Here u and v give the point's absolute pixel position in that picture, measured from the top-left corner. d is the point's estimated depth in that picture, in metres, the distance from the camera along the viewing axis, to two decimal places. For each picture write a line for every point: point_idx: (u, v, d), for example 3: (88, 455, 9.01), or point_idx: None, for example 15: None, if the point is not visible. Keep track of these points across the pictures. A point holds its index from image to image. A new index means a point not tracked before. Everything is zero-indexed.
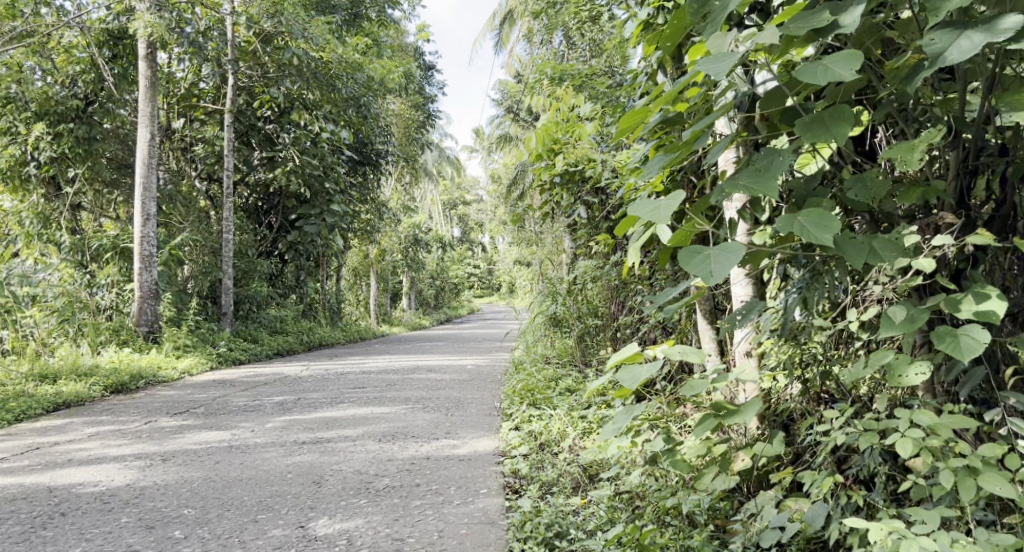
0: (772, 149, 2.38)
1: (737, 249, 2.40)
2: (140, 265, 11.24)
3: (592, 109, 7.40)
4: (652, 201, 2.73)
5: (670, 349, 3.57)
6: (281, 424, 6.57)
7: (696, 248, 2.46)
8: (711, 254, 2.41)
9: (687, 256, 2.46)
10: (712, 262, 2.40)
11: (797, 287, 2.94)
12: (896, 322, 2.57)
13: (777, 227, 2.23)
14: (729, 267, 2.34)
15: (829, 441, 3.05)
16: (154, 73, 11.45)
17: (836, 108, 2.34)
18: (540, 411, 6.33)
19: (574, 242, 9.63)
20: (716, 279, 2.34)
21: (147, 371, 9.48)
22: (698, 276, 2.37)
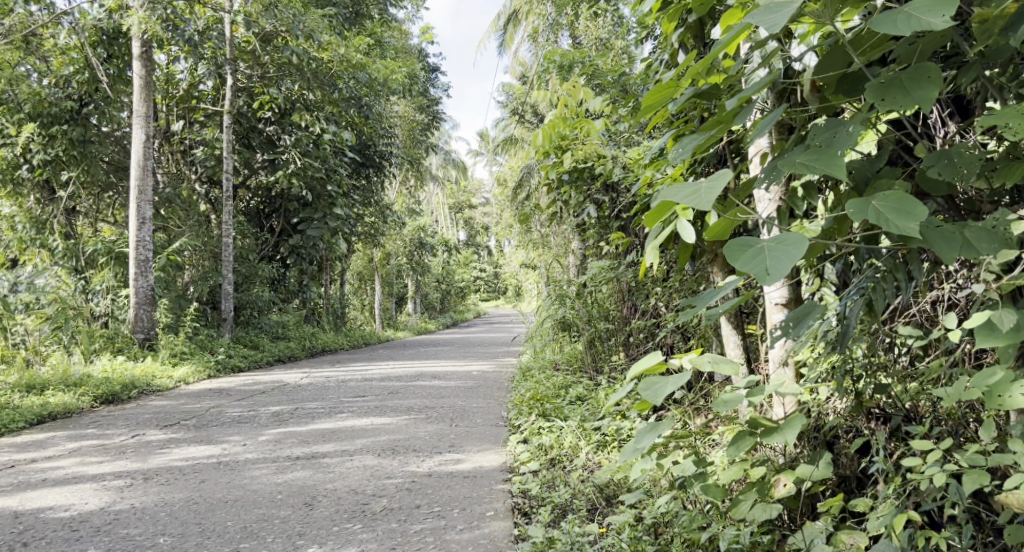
0: (837, 121, 2.12)
1: (799, 242, 2.07)
2: (136, 271, 10.87)
3: (603, 102, 6.98)
4: (689, 186, 2.38)
5: (700, 359, 3.16)
6: (274, 437, 6.22)
7: (746, 241, 2.14)
8: (763, 248, 2.10)
9: (732, 250, 2.14)
10: (768, 258, 2.08)
11: (858, 287, 2.61)
12: (1001, 330, 2.26)
13: (852, 215, 2.01)
14: (792, 263, 2.03)
15: (914, 473, 2.68)
16: (150, 72, 11.07)
17: (918, 68, 2.07)
18: (550, 422, 5.95)
19: (583, 243, 9.26)
20: (774, 279, 2.02)
21: (141, 380, 9.13)
22: (752, 273, 2.05)
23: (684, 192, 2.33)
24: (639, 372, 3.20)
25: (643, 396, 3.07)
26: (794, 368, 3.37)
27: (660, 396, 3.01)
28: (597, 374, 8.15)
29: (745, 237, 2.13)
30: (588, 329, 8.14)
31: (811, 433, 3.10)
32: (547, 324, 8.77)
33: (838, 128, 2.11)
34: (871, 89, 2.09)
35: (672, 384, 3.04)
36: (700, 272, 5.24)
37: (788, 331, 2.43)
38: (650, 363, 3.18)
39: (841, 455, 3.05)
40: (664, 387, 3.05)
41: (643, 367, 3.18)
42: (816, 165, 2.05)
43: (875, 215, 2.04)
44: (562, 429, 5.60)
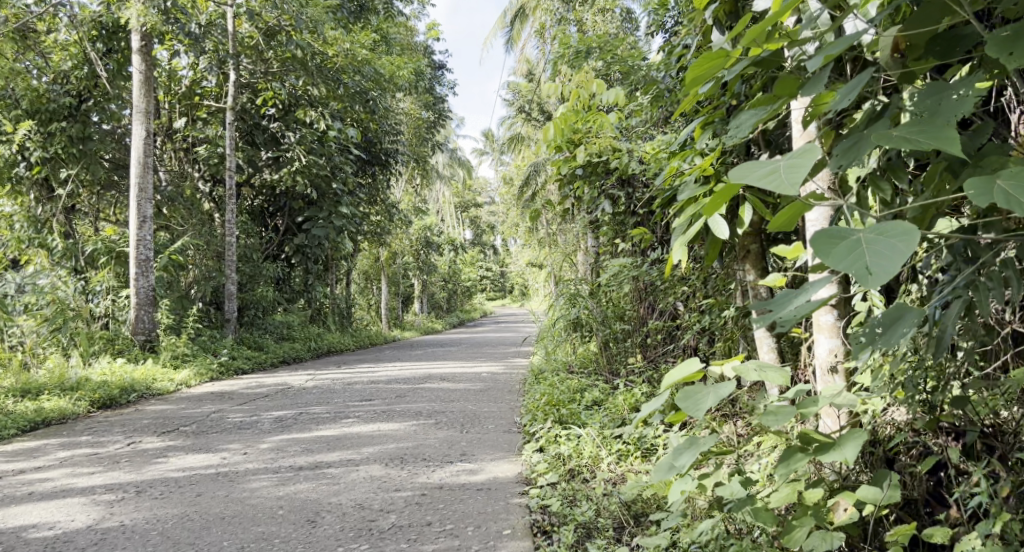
0: (942, 86, 1.99)
1: (903, 236, 1.90)
2: (136, 270, 10.59)
3: (619, 93, 6.63)
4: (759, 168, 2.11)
5: (745, 367, 2.87)
6: (277, 445, 5.93)
7: (838, 231, 1.96)
8: (855, 242, 1.93)
9: (820, 243, 1.96)
10: (867, 252, 1.90)
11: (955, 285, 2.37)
12: None
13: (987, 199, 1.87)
14: (897, 263, 1.86)
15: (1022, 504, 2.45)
16: (150, 68, 10.73)
17: None
18: (567, 429, 5.66)
19: (597, 241, 8.95)
20: (875, 279, 1.85)
21: (141, 384, 8.82)
22: (850, 272, 1.88)
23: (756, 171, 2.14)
24: (675, 380, 2.94)
25: (680, 406, 2.78)
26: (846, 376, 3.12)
27: (701, 408, 2.72)
28: (613, 378, 7.82)
29: (836, 229, 1.96)
30: (603, 330, 7.82)
31: (872, 445, 2.90)
32: (559, 324, 8.46)
33: (949, 94, 1.99)
34: (993, 44, 1.99)
35: (714, 394, 2.76)
36: (727, 270, 5.01)
37: (876, 339, 2.19)
38: (688, 370, 2.91)
39: (906, 473, 2.82)
40: (704, 397, 2.76)
41: (681, 374, 2.91)
42: (928, 139, 1.93)
43: (1004, 197, 1.90)
44: (581, 438, 5.28)
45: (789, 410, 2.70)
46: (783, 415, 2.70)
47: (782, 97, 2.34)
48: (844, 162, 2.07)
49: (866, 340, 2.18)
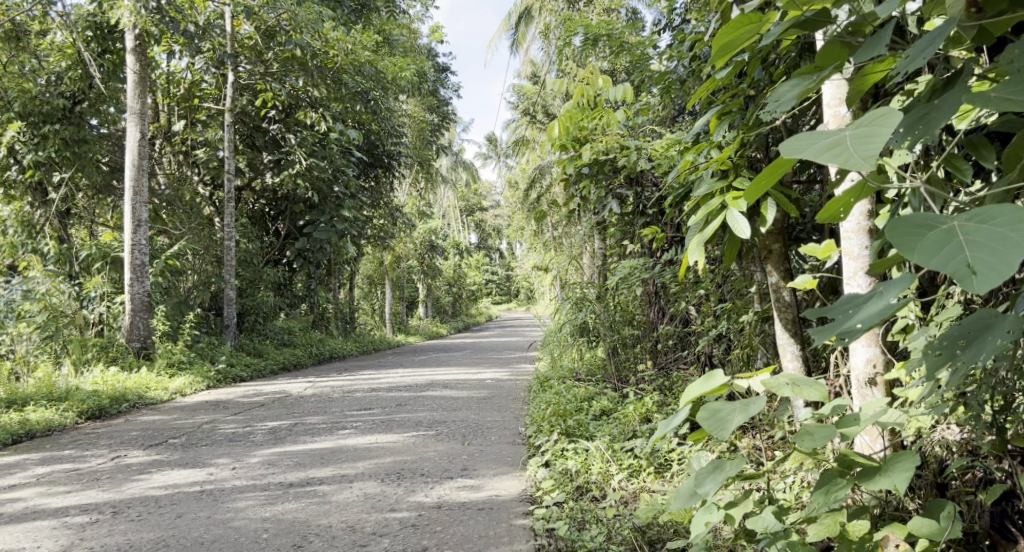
0: None
1: (1008, 230, 1.81)
2: (131, 276, 10.28)
3: (627, 88, 6.29)
4: (820, 139, 1.91)
5: (777, 382, 2.56)
6: (268, 459, 5.64)
7: (929, 221, 1.87)
8: (947, 235, 1.84)
9: (905, 235, 1.87)
10: (967, 248, 1.81)
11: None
12: None
13: None
14: (1002, 263, 1.76)
15: None
16: (145, 68, 10.39)
17: None
18: (574, 441, 5.36)
19: (604, 242, 8.62)
20: (983, 281, 1.75)
21: (133, 393, 8.51)
22: (947, 271, 1.79)
23: (815, 139, 1.92)
24: (696, 395, 2.63)
25: (703, 426, 2.51)
26: (885, 388, 2.85)
27: (728, 430, 2.45)
28: (622, 385, 7.50)
29: (923, 218, 1.87)
30: (611, 336, 7.51)
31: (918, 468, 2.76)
32: (565, 329, 8.14)
33: None
34: None
35: (742, 413, 2.49)
36: (747, 271, 4.78)
37: (955, 357, 1.99)
38: (711, 384, 2.61)
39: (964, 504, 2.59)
40: (730, 417, 2.50)
41: (702, 389, 2.61)
42: None
43: None
44: (589, 451, 4.97)
45: (829, 428, 2.43)
46: (823, 433, 2.42)
47: (827, 66, 2.11)
48: (919, 135, 1.94)
49: (945, 353, 2.00)
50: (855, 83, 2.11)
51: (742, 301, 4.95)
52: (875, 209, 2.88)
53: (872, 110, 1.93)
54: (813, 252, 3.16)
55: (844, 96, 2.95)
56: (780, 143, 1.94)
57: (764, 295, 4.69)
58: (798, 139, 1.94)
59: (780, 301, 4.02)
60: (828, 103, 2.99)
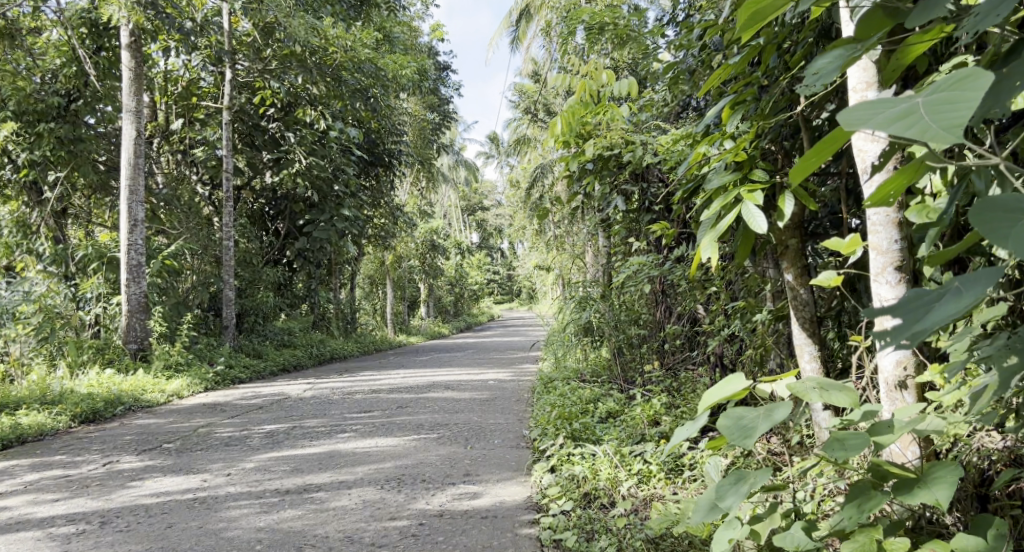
0: None
1: None
2: (128, 276, 10.09)
3: (631, 82, 6.12)
4: (889, 110, 1.74)
5: (805, 386, 2.42)
6: (265, 464, 5.47)
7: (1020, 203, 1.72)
8: None
9: (996, 220, 1.71)
10: None
11: None
12: None
13: None
14: None
15: None
16: (140, 65, 10.17)
17: None
18: (581, 445, 5.18)
19: (609, 239, 8.43)
20: None
21: (128, 395, 8.33)
22: None
23: (879, 108, 1.76)
24: (716, 400, 2.48)
25: (724, 433, 2.41)
26: (917, 394, 2.66)
27: (753, 438, 2.36)
28: (629, 387, 7.31)
29: (1013, 200, 1.71)
30: (617, 336, 7.33)
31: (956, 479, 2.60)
32: (570, 329, 7.95)
33: None
34: None
35: (766, 420, 2.41)
36: (760, 269, 4.63)
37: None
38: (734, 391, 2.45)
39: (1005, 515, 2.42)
40: (753, 424, 2.41)
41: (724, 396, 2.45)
42: None
43: None
44: (597, 456, 4.79)
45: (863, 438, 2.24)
46: (856, 444, 2.23)
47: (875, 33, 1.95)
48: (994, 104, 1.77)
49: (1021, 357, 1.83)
50: (900, 51, 1.97)
51: (754, 300, 4.77)
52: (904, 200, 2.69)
53: (947, 75, 1.76)
54: (836, 246, 2.99)
55: (871, 79, 2.77)
56: (841, 110, 1.77)
57: (778, 293, 4.52)
58: (861, 107, 1.78)
59: (796, 300, 3.87)
60: (853, 86, 2.79)
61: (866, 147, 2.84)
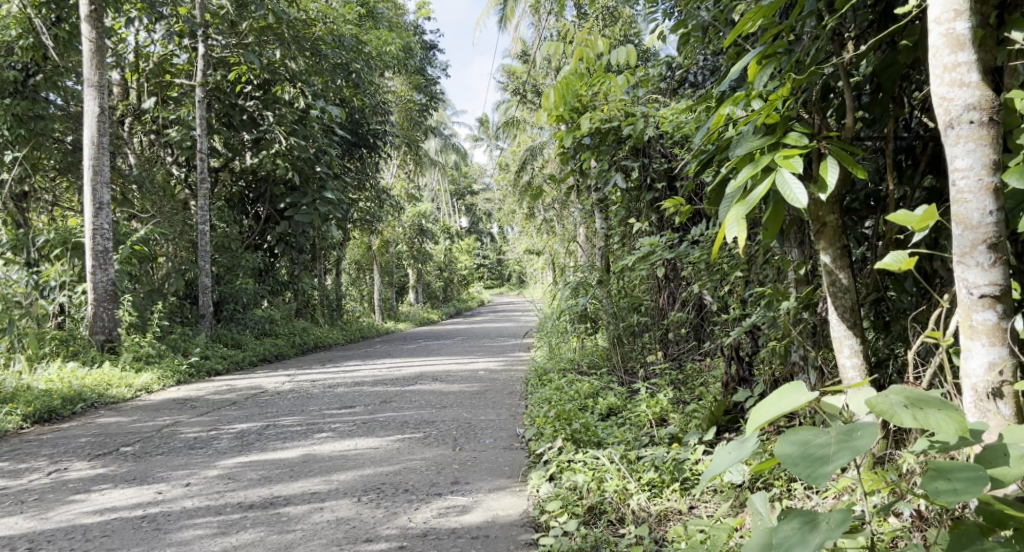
0: None
1: None
2: (94, 263, 9.47)
3: (630, 50, 5.58)
4: None
5: (903, 411, 2.27)
6: (230, 470, 4.94)
7: None
8: None
9: None
10: None
11: None
12: None
13: None
14: None
15: None
16: (102, 36, 9.48)
17: None
18: (583, 447, 4.67)
19: (608, 221, 7.87)
20: None
21: (90, 391, 7.74)
22: None
23: None
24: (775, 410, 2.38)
25: (792, 464, 2.23)
26: (1014, 402, 2.54)
27: (827, 472, 2.17)
28: (631, 379, 6.79)
29: None
30: (616, 325, 6.81)
31: None
32: (564, 317, 7.42)
33: None
34: None
35: (843, 449, 2.21)
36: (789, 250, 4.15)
37: None
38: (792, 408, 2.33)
39: None
40: (825, 455, 2.22)
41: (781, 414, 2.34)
42: None
43: None
44: (601, 462, 4.26)
45: (981, 479, 2.23)
46: (974, 487, 2.21)
47: None
48: None
49: None
50: None
51: (777, 284, 4.26)
52: (998, 162, 2.53)
53: None
54: (905, 221, 2.49)
55: (960, 9, 2.59)
56: None
57: (804, 278, 4.07)
58: None
59: (835, 285, 3.34)
60: (940, 16, 2.62)
61: (951, 95, 2.59)
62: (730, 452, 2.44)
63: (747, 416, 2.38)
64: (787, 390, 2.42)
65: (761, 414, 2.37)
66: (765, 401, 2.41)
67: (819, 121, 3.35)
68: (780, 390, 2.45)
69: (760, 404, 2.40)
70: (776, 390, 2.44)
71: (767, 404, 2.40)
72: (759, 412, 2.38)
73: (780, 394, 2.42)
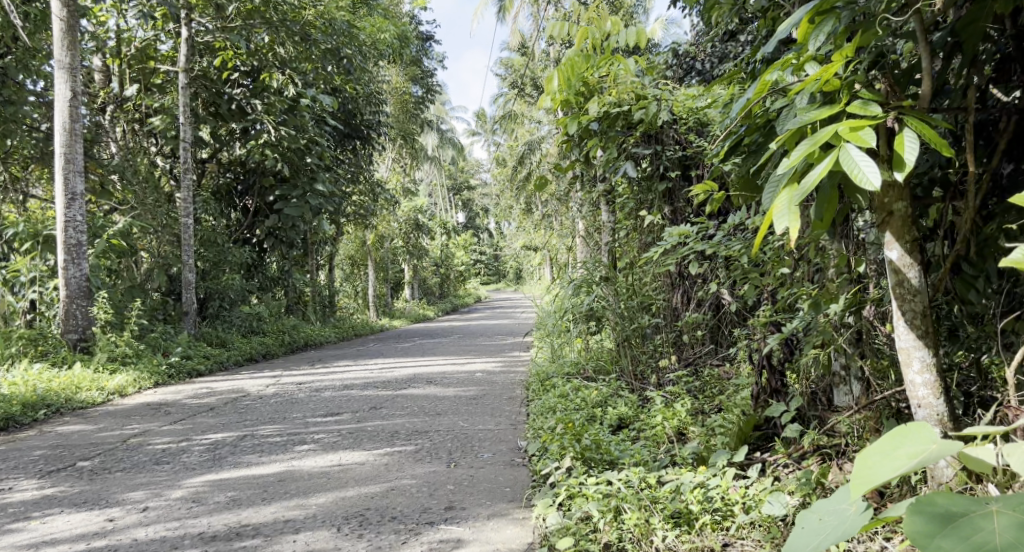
0: None
1: None
2: (66, 258, 8.89)
3: (642, 29, 5.02)
4: None
5: None
6: (196, 491, 4.38)
7: None
8: None
9: None
10: None
11: None
12: None
13: None
14: None
15: None
16: (74, 17, 8.90)
17: None
18: (595, 470, 4.13)
19: (614, 215, 7.31)
20: None
21: (55, 395, 7.17)
22: None
23: None
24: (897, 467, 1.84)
25: None
26: None
27: None
28: (642, 386, 6.24)
29: None
30: (625, 326, 6.26)
31: None
32: (567, 317, 6.86)
33: None
34: None
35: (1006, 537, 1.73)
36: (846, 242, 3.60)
37: None
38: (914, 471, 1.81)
39: None
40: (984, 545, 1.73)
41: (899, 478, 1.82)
42: None
43: None
44: (617, 489, 3.71)
45: None
46: None
47: None
48: None
49: None
50: None
51: (820, 284, 3.72)
52: None
53: None
54: None
55: None
56: None
57: (853, 278, 3.54)
58: None
59: (902, 283, 2.79)
60: None
61: None
62: (824, 516, 1.94)
63: (853, 481, 1.84)
64: (903, 437, 1.88)
65: (871, 476, 1.84)
66: (871, 451, 1.87)
67: (886, 88, 2.80)
68: (895, 435, 1.90)
69: (867, 457, 1.86)
70: (890, 433, 1.90)
71: (873, 458, 1.87)
72: (866, 473, 1.85)
73: (892, 442, 1.88)
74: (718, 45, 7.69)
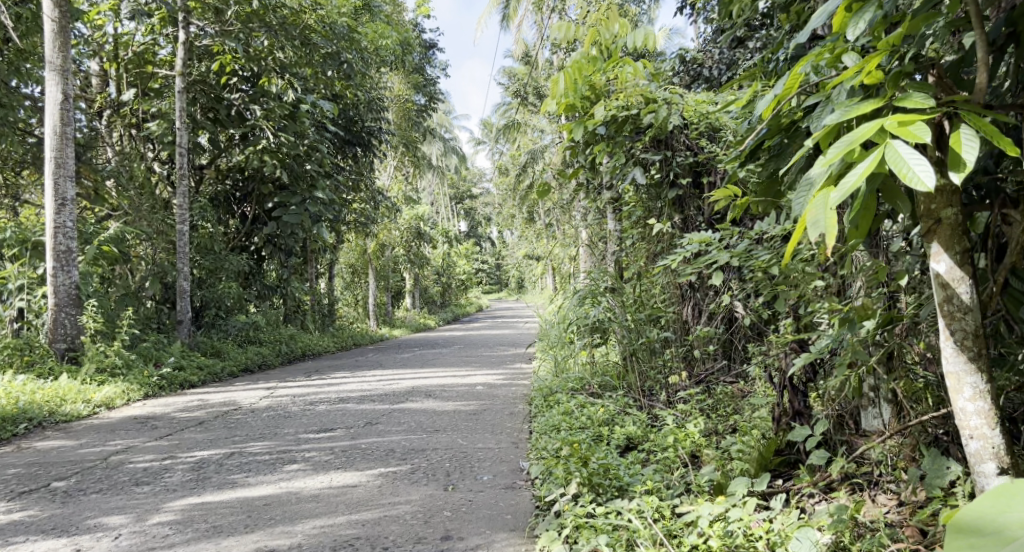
0: None
1: None
2: (54, 265, 8.61)
3: (650, 32, 4.75)
4: None
5: None
6: (175, 515, 4.09)
7: None
8: None
9: None
10: None
11: None
12: None
13: None
14: None
15: None
16: (65, 18, 8.63)
17: None
18: (603, 498, 3.84)
19: (620, 223, 7.01)
20: None
21: (38, 408, 6.88)
22: None
23: None
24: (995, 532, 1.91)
25: None
26: None
27: None
28: (651, 402, 5.95)
29: None
30: (632, 340, 5.98)
31: None
32: (572, 329, 6.57)
33: None
34: None
35: None
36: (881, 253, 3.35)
37: None
38: (1013, 546, 1.88)
39: None
40: None
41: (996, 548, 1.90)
42: None
43: None
44: (628, 521, 3.42)
45: None
46: None
47: None
48: None
49: None
50: None
51: (849, 299, 3.42)
52: None
53: None
54: None
55: None
56: None
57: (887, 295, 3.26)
58: None
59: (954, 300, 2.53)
60: None
61: None
62: None
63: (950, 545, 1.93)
64: (1005, 500, 1.93)
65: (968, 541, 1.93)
66: (971, 514, 1.94)
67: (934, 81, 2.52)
68: (999, 497, 1.94)
69: (964, 521, 1.94)
70: (994, 494, 1.95)
71: (975, 521, 1.93)
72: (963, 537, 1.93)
73: (994, 505, 1.94)
74: (727, 50, 7.40)
